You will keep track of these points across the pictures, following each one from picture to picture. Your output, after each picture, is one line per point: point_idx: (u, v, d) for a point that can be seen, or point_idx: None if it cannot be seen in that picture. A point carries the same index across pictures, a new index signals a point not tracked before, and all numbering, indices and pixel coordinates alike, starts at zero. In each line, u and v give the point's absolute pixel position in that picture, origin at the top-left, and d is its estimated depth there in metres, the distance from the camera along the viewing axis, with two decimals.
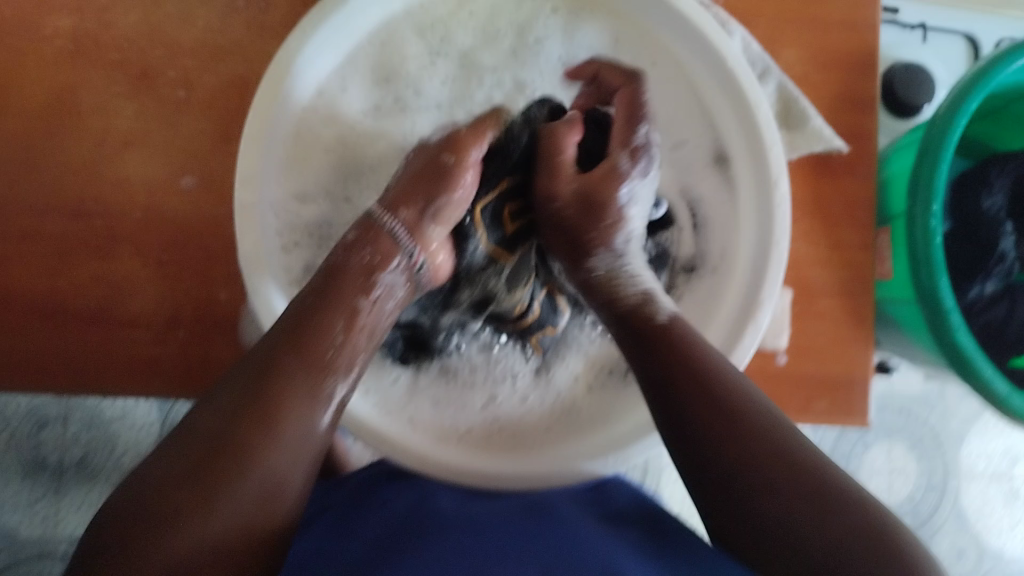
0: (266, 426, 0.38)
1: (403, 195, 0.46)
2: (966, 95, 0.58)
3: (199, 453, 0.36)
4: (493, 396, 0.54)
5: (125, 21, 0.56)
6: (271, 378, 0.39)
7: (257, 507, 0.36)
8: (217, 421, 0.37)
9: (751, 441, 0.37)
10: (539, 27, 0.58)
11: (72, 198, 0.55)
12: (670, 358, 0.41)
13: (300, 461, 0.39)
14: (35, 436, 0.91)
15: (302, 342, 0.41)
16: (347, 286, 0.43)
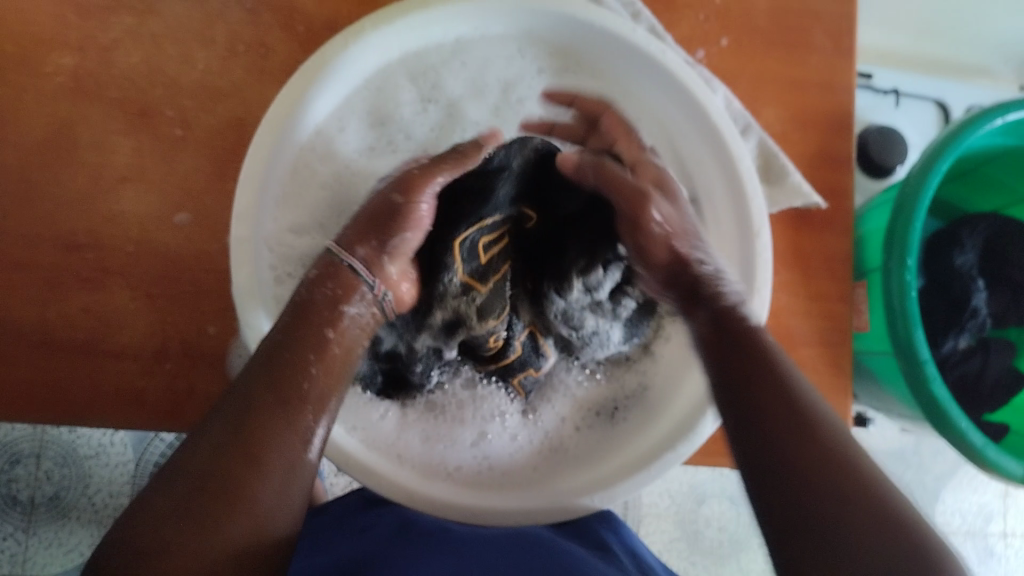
0: (248, 463, 0.39)
1: (360, 233, 0.47)
2: (938, 155, 0.60)
3: (188, 499, 0.37)
4: (482, 433, 0.55)
5: (127, 61, 0.58)
6: (249, 415, 0.40)
7: (247, 546, 0.37)
8: (201, 463, 0.38)
9: (820, 449, 0.38)
10: (525, 85, 0.61)
11: (66, 231, 0.56)
12: (753, 363, 0.42)
13: (285, 497, 0.39)
14: (5, 473, 0.89)
15: (276, 378, 0.41)
16: (313, 322, 0.43)
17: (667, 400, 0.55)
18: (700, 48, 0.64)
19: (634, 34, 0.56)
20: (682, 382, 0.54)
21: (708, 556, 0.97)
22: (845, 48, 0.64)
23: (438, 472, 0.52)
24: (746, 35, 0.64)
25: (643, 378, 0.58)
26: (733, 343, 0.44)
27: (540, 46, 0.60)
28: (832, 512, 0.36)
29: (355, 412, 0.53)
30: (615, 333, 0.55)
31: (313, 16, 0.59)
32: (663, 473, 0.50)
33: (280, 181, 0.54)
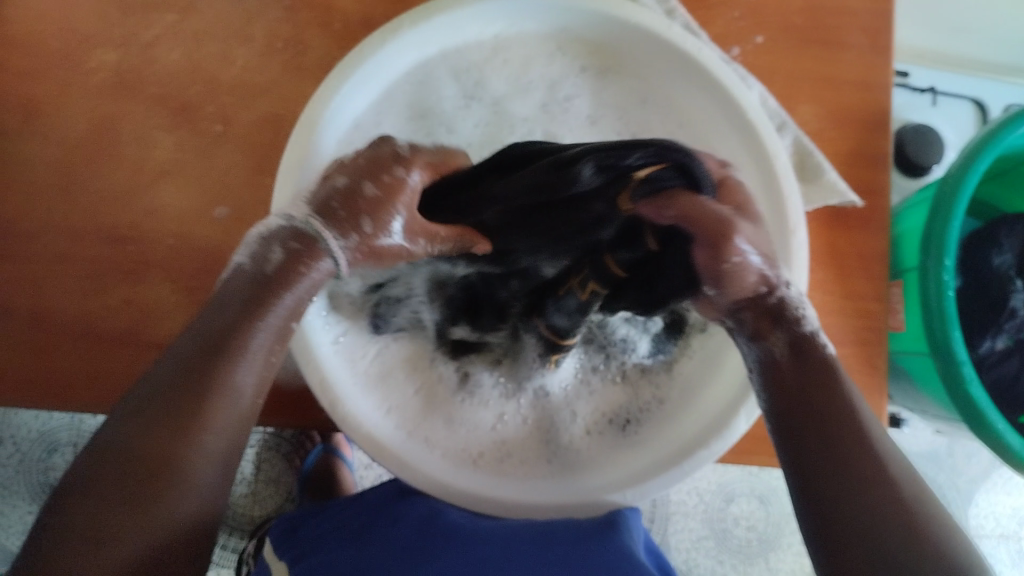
0: (189, 436, 0.39)
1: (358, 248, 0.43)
2: (976, 155, 0.60)
3: (133, 474, 0.38)
4: (499, 416, 0.57)
5: (168, 58, 0.59)
6: (195, 387, 0.40)
7: (180, 524, 0.38)
8: (144, 438, 0.39)
9: (879, 480, 0.39)
10: (570, 83, 0.62)
11: (108, 223, 0.57)
12: (811, 389, 0.41)
13: (219, 470, 0.41)
14: (43, 461, 0.91)
15: (224, 350, 0.41)
16: (268, 322, 0.42)
17: (689, 403, 0.55)
18: (735, 46, 0.63)
19: (671, 32, 0.56)
20: (705, 391, 0.54)
21: (736, 554, 0.97)
22: (880, 46, 0.64)
23: (465, 459, 0.52)
24: (781, 34, 0.63)
25: (657, 391, 0.57)
26: (803, 379, 0.41)
27: (579, 46, 0.61)
28: (901, 547, 0.37)
29: (388, 387, 0.54)
30: (641, 344, 0.58)
31: (351, 14, 0.59)
32: (696, 470, 0.49)
33: None
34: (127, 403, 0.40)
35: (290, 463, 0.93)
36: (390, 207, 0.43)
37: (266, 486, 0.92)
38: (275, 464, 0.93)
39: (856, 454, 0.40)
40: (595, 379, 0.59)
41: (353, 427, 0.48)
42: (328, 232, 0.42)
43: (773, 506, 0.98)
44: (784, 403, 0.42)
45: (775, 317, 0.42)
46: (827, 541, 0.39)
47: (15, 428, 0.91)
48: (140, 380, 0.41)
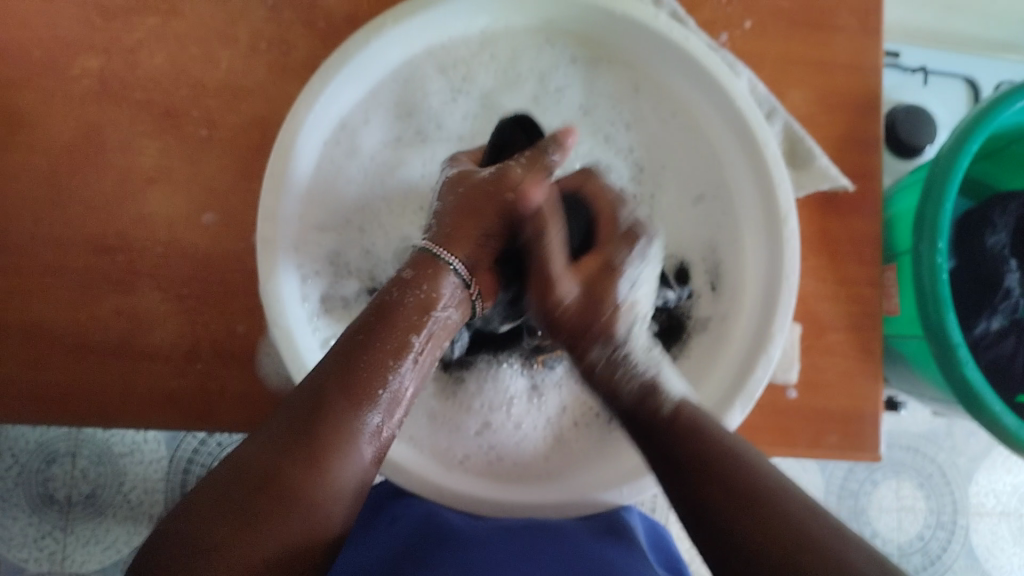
0: (308, 465, 0.40)
1: (456, 228, 0.48)
2: (968, 135, 0.59)
3: (250, 495, 0.38)
4: (487, 423, 0.55)
5: (151, 63, 0.58)
6: (317, 418, 0.41)
7: (302, 543, 0.39)
8: (266, 460, 0.40)
9: (741, 494, 0.40)
10: (560, 74, 0.61)
11: (97, 232, 0.57)
12: (679, 438, 0.44)
13: (349, 495, 0.41)
14: (42, 472, 0.91)
15: (351, 382, 0.42)
16: (398, 325, 0.45)
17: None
18: (723, 32, 0.63)
19: (657, 23, 0.55)
20: (709, 377, 0.56)
21: None
22: (870, 28, 0.64)
23: (450, 459, 0.53)
24: (769, 18, 0.63)
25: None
26: (655, 431, 0.45)
27: (569, 37, 0.60)
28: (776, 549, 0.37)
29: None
30: None
31: (335, 12, 0.59)
32: None
33: (306, 180, 0.56)
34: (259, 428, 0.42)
35: None
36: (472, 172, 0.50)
37: None
38: None
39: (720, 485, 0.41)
40: None
41: None
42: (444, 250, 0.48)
43: None
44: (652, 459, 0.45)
45: (595, 384, 0.48)
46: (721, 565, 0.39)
47: (13, 439, 0.91)
48: (277, 407, 0.43)
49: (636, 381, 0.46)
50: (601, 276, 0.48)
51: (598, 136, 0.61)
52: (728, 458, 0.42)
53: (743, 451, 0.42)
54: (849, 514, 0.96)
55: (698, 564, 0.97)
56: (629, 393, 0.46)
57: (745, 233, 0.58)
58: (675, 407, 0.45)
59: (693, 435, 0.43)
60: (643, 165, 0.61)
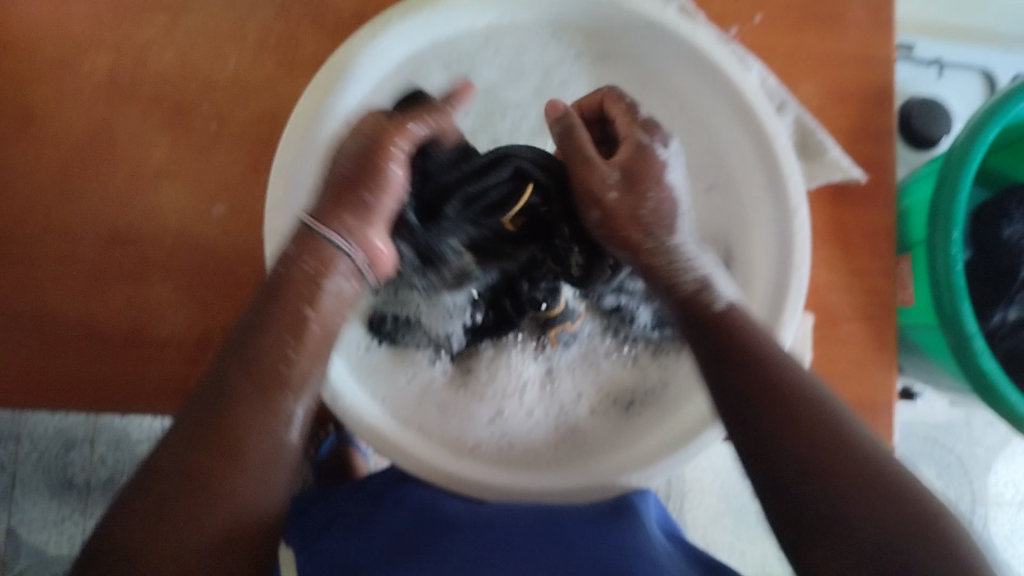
0: (221, 462, 0.42)
1: (337, 206, 0.45)
2: (981, 127, 0.59)
3: (176, 482, 0.42)
4: (499, 410, 0.55)
5: (162, 60, 0.59)
6: (220, 409, 0.43)
7: (232, 519, 0.42)
8: (176, 462, 0.42)
9: (795, 406, 0.40)
10: (564, 68, 0.62)
11: (109, 226, 0.58)
12: (726, 335, 0.43)
13: (261, 484, 0.43)
14: (62, 457, 0.92)
15: (249, 369, 0.43)
16: (287, 304, 0.44)
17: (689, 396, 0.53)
18: (734, 26, 0.63)
19: (663, 15, 0.55)
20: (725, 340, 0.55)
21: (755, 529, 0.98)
22: (881, 18, 0.63)
23: (462, 446, 0.52)
24: (779, 11, 0.62)
25: (664, 374, 0.57)
26: (703, 330, 0.44)
27: (575, 32, 0.60)
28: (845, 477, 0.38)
29: (376, 380, 0.54)
30: (641, 314, 0.57)
31: (343, 8, 0.59)
32: (703, 448, 0.49)
33: None
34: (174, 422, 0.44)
35: None
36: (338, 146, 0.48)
37: None
38: None
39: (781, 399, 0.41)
40: (604, 362, 0.58)
41: (355, 419, 0.49)
42: (322, 226, 0.44)
43: None
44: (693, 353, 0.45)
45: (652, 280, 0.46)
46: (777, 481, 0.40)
47: (34, 426, 0.93)
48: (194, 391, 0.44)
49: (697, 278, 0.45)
50: (647, 161, 0.46)
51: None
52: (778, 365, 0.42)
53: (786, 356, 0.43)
54: None
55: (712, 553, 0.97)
56: (687, 288, 0.45)
57: (752, 220, 0.58)
58: (726, 308, 0.44)
59: (742, 336, 0.43)
60: None
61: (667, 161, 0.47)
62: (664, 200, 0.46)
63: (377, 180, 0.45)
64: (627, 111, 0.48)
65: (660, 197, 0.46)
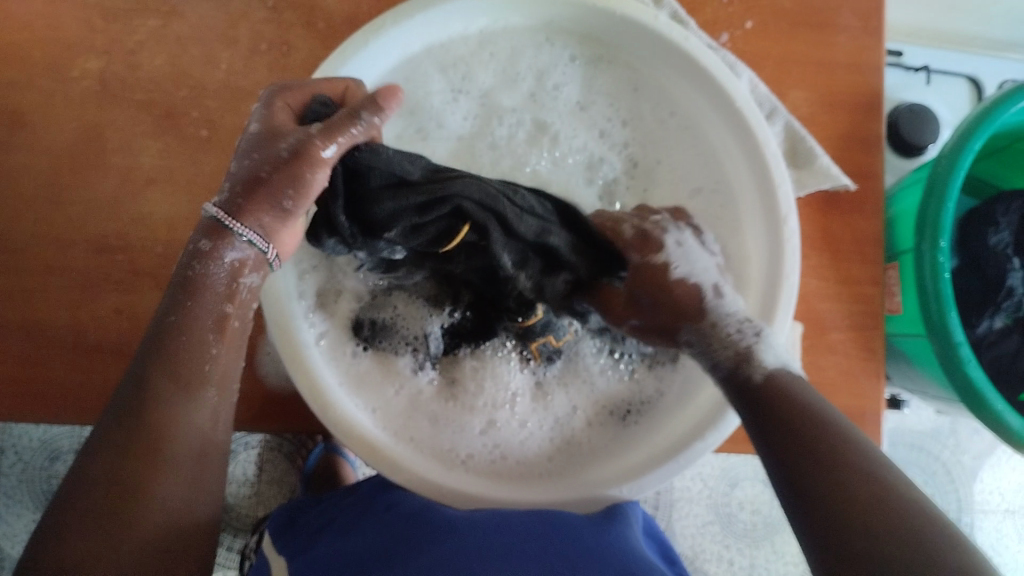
0: (151, 459, 0.41)
1: (248, 198, 0.43)
2: (969, 136, 0.59)
3: (102, 492, 0.40)
4: (491, 421, 0.55)
5: (152, 65, 0.59)
6: (147, 408, 0.42)
7: (169, 523, 0.41)
8: (104, 467, 0.41)
9: (840, 470, 0.38)
10: (558, 72, 0.61)
11: (97, 233, 0.57)
12: (773, 405, 0.41)
13: (189, 482, 0.43)
14: (47, 469, 0.91)
15: (174, 363, 0.43)
16: (205, 302, 0.44)
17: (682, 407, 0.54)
18: (724, 32, 0.63)
19: (655, 21, 0.55)
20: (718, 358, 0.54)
21: (742, 538, 0.98)
22: (872, 27, 0.63)
23: (452, 459, 0.53)
24: (770, 18, 0.63)
25: (660, 385, 0.58)
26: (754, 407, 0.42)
27: (569, 36, 0.60)
28: (883, 528, 0.35)
29: (366, 392, 0.54)
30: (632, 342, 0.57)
31: (335, 12, 0.59)
32: (694, 462, 0.50)
33: None
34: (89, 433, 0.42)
35: (294, 462, 0.91)
36: (248, 130, 0.44)
37: (270, 486, 0.91)
38: (278, 464, 0.92)
39: (831, 463, 0.38)
40: (599, 378, 0.58)
41: (348, 433, 0.49)
42: (230, 218, 0.43)
43: None
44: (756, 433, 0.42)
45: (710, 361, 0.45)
46: (830, 547, 0.37)
47: (17, 438, 0.92)
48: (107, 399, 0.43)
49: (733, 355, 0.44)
50: (653, 274, 0.47)
51: (593, 131, 0.61)
52: (829, 434, 0.39)
53: (836, 420, 0.40)
54: None
55: (701, 563, 0.98)
56: (727, 364, 0.44)
57: (746, 228, 0.57)
58: (765, 379, 0.42)
59: (788, 407, 0.41)
60: (638, 160, 0.62)
61: (673, 266, 0.47)
62: (688, 292, 0.46)
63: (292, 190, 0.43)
64: (637, 234, 0.48)
65: (683, 304, 0.46)
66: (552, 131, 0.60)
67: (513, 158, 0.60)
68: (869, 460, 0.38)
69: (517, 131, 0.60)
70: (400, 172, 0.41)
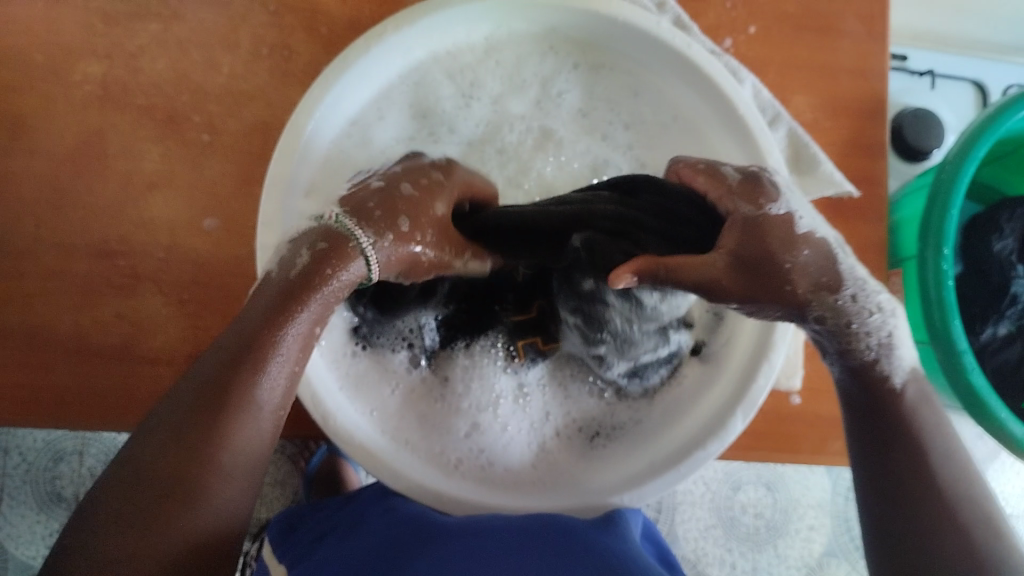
0: (205, 464, 0.39)
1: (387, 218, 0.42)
2: (973, 143, 0.59)
3: (152, 492, 0.38)
4: (475, 424, 0.56)
5: (153, 70, 0.58)
6: (216, 409, 0.39)
7: (210, 538, 0.39)
8: (157, 459, 0.38)
9: (939, 489, 0.41)
10: (562, 79, 0.61)
11: (98, 237, 0.57)
12: (887, 412, 0.43)
13: (241, 494, 0.40)
14: (50, 470, 0.91)
15: (248, 364, 0.39)
16: (307, 311, 0.40)
17: (671, 421, 0.55)
18: (728, 38, 0.62)
19: (662, 30, 0.55)
20: (715, 384, 0.54)
21: (745, 542, 0.98)
22: (877, 32, 0.63)
23: (446, 463, 0.53)
24: (775, 23, 0.62)
25: (635, 414, 0.57)
26: (867, 402, 0.44)
27: (571, 44, 0.60)
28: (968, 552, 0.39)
29: (364, 392, 0.53)
30: (617, 365, 0.53)
31: (336, 17, 0.59)
32: (693, 472, 0.50)
33: (313, 168, 0.54)
34: (146, 419, 0.40)
35: (296, 464, 0.91)
36: (431, 205, 0.44)
37: (273, 488, 0.91)
38: (281, 466, 0.91)
39: (921, 480, 0.42)
40: (572, 385, 0.59)
41: (346, 439, 0.49)
42: (363, 231, 0.41)
43: (780, 493, 0.99)
44: (850, 422, 0.45)
45: (822, 342, 0.44)
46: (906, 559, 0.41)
47: (21, 437, 0.92)
48: (179, 382, 0.40)
49: (873, 347, 0.43)
50: (777, 226, 0.40)
51: (596, 136, 0.62)
52: (928, 454, 0.42)
53: (935, 429, 0.43)
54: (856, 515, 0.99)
55: (703, 566, 0.98)
56: (860, 357, 0.43)
57: None
58: (902, 388, 0.43)
59: (905, 415, 0.43)
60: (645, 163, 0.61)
61: (791, 219, 0.41)
62: (804, 268, 0.40)
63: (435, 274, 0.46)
64: (746, 180, 0.43)
65: (802, 280, 0.40)
66: (558, 138, 0.62)
67: (522, 164, 0.61)
68: (955, 480, 0.42)
69: (526, 136, 0.61)
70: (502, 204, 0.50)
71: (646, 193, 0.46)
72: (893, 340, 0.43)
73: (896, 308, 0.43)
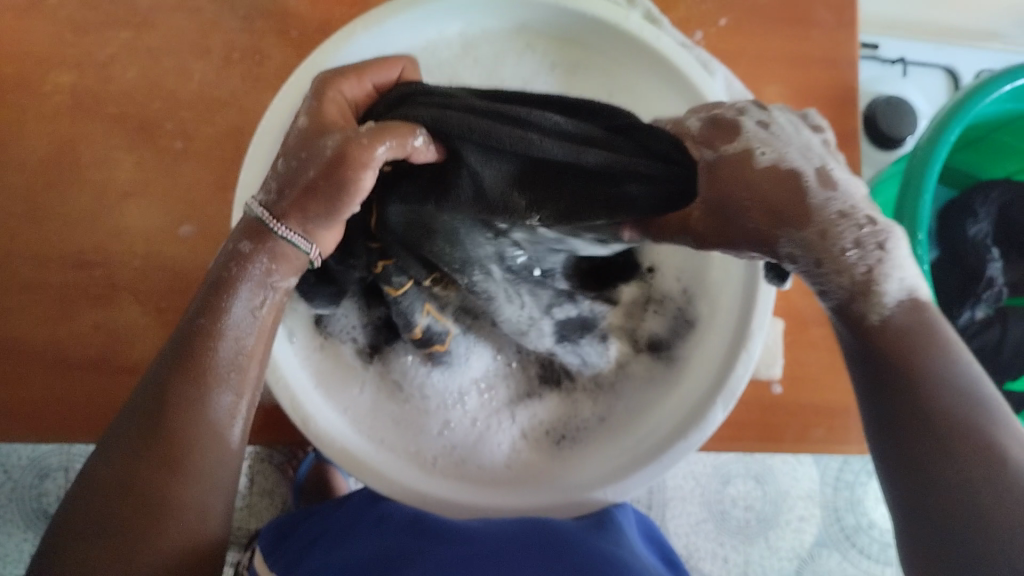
0: (168, 468, 0.39)
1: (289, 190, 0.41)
2: (944, 126, 0.59)
3: (117, 499, 0.39)
4: (445, 422, 0.56)
5: (124, 78, 0.58)
6: (165, 409, 0.40)
7: (188, 538, 0.40)
8: (119, 470, 0.39)
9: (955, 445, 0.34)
10: (541, 81, 0.59)
11: (73, 247, 0.57)
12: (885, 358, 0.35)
13: (213, 490, 0.41)
14: (35, 487, 0.91)
15: (190, 363, 0.40)
16: (240, 300, 0.42)
17: (643, 412, 0.55)
18: (698, 30, 0.62)
19: (632, 26, 0.55)
20: (684, 377, 0.54)
21: (735, 535, 0.99)
22: (846, 21, 0.64)
23: (423, 462, 0.53)
24: (743, 15, 0.63)
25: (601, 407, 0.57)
26: (859, 343, 0.36)
27: (549, 42, 0.60)
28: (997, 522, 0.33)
29: (337, 394, 0.53)
30: (545, 326, 0.54)
31: (306, 19, 0.59)
32: (675, 462, 0.50)
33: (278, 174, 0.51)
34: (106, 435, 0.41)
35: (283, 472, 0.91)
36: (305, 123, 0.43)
37: (262, 497, 0.91)
38: (269, 475, 0.91)
39: (931, 438, 0.34)
40: (538, 380, 0.59)
41: (327, 442, 0.49)
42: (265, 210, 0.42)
43: (769, 485, 0.99)
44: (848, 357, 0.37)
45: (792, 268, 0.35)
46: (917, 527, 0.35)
47: (5, 454, 0.91)
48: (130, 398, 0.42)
49: (850, 279, 0.34)
50: (734, 167, 0.34)
51: None
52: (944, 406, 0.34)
53: (953, 370, 0.35)
54: (845, 505, 1.00)
55: (695, 560, 0.98)
56: (834, 290, 0.35)
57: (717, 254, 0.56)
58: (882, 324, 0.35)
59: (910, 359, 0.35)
60: None
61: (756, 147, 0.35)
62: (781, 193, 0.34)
63: (342, 194, 0.40)
64: (709, 125, 0.37)
65: (767, 203, 0.34)
66: None
67: None
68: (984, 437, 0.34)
69: None
70: (442, 92, 0.42)
71: (634, 131, 0.39)
72: (877, 270, 0.34)
73: (887, 233, 0.34)
